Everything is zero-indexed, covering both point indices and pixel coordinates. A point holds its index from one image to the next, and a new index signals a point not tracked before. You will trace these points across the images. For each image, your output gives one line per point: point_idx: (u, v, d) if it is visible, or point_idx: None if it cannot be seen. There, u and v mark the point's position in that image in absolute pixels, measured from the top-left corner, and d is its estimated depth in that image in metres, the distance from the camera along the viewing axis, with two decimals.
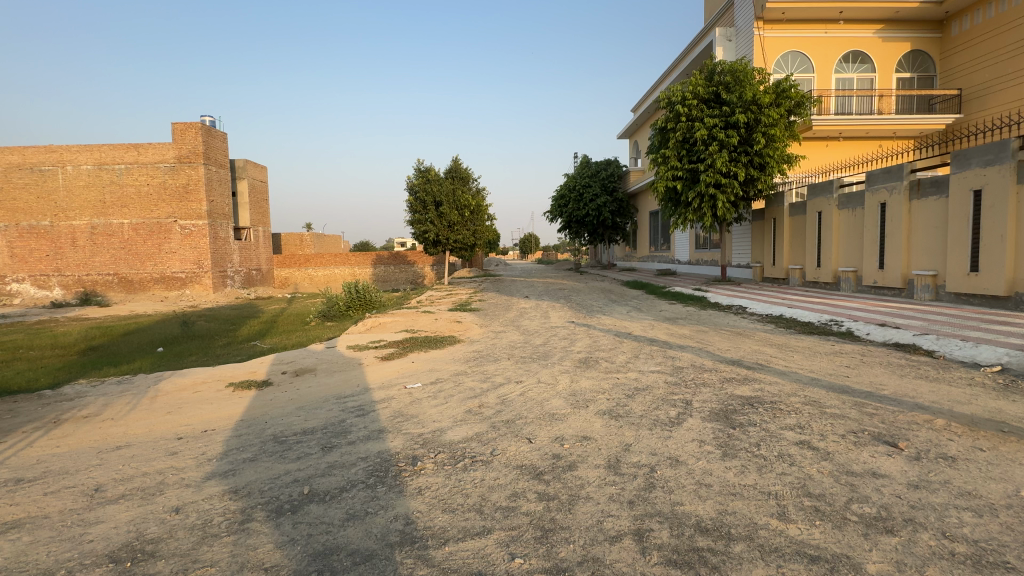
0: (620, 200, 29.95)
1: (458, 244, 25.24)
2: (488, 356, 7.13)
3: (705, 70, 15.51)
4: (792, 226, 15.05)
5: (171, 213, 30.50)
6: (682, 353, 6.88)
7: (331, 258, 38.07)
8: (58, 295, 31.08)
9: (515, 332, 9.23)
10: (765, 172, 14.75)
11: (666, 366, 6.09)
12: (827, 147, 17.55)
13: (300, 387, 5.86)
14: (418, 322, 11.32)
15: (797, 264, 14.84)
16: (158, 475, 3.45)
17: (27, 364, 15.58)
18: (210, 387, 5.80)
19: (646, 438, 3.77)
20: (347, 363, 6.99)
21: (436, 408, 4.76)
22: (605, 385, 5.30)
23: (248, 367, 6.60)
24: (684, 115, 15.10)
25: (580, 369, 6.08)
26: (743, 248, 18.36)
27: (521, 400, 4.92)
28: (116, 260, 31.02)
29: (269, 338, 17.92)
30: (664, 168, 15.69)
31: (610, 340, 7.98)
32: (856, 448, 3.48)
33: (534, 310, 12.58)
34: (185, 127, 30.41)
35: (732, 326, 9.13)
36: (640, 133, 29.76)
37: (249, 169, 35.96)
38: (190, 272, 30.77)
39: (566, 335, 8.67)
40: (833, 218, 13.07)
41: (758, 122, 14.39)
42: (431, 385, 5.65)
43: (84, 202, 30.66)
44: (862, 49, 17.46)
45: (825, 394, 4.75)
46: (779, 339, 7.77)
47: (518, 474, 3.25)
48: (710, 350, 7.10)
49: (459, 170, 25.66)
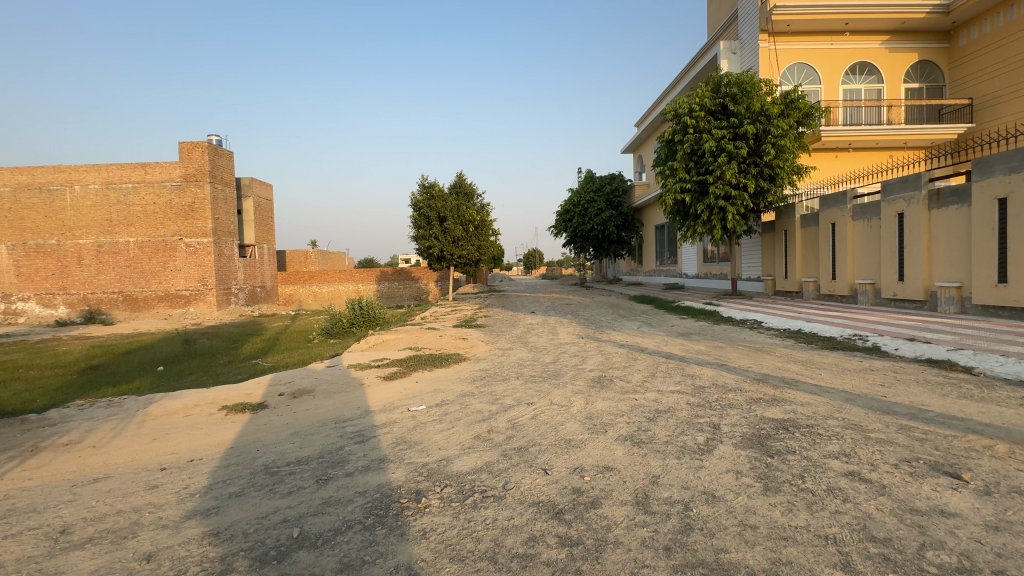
0: (625, 214, 29.77)
1: (462, 260, 25.04)
2: (495, 375, 6.77)
3: (711, 82, 15.36)
4: (804, 238, 14.71)
5: (177, 231, 30.54)
6: (702, 370, 6.50)
7: (336, 275, 38.01)
8: (63, 313, 31.02)
9: (523, 349, 8.87)
10: (775, 184, 14.50)
11: (686, 386, 5.71)
12: (837, 158, 17.30)
13: (297, 410, 5.50)
14: (422, 339, 11.01)
15: (811, 276, 14.46)
16: (134, 514, 3.10)
17: (26, 385, 15.30)
18: (201, 411, 5.46)
19: (677, 469, 3.38)
20: (347, 383, 6.64)
21: (441, 434, 4.39)
22: (624, 407, 4.94)
23: (243, 389, 6.26)
24: (691, 127, 14.94)
25: (595, 389, 5.71)
26: (753, 261, 18.01)
27: (532, 424, 4.55)
28: (121, 278, 31.01)
29: (272, 356, 17.63)
30: (672, 181, 15.46)
31: (623, 357, 7.61)
32: (915, 480, 3.09)
33: (542, 326, 12.21)
34: (192, 147, 30.60)
35: (750, 342, 8.73)
36: (644, 148, 29.70)
37: (255, 187, 36.16)
38: (194, 290, 30.65)
39: (577, 352, 8.30)
40: (847, 229, 12.74)
41: (767, 133, 14.18)
42: (436, 408, 5.29)
43: (91, 220, 30.80)
44: (869, 60, 17.31)
45: (865, 417, 4.37)
46: (802, 355, 7.38)
47: (535, 513, 2.88)
48: (731, 368, 6.71)
49: (463, 186, 25.54)
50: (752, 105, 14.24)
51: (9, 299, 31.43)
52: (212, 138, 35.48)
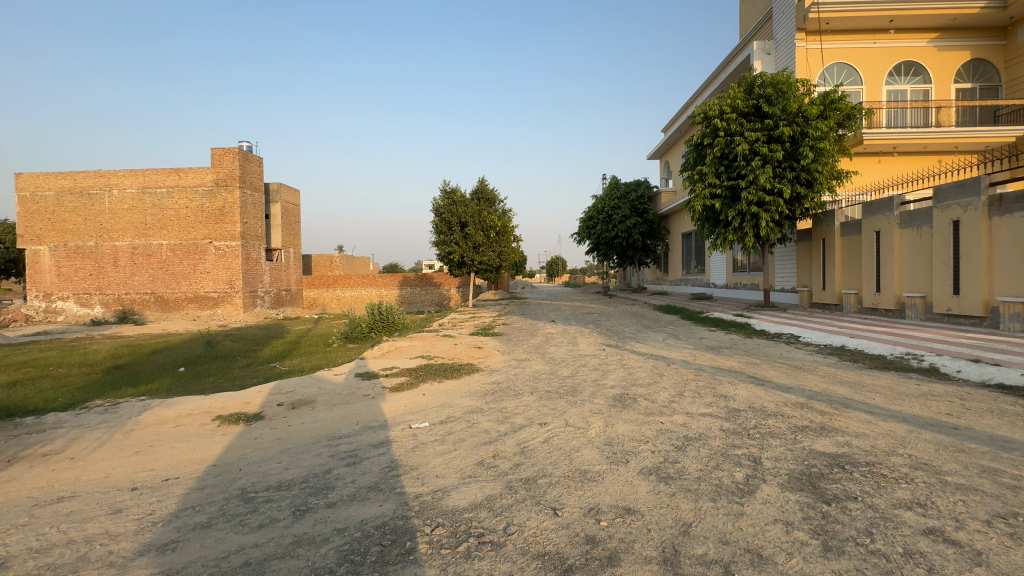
0: (650, 222, 28.96)
1: (483, 266, 24.71)
2: (509, 389, 6.27)
3: (744, 83, 14.65)
4: (845, 247, 13.79)
5: (207, 235, 31.23)
6: (736, 390, 5.87)
7: (359, 280, 38.27)
8: (98, 313, 32.03)
9: (540, 361, 8.36)
10: (813, 189, 13.65)
11: (719, 409, 5.10)
12: (880, 162, 16.26)
13: (292, 423, 5.12)
14: (436, 347, 10.61)
15: (852, 288, 13.52)
16: (84, 547, 2.72)
17: (53, 382, 15.57)
18: (193, 421, 5.14)
19: (713, 517, 2.82)
20: (350, 395, 6.26)
21: (441, 458, 3.92)
22: (648, 431, 4.39)
23: (242, 398, 5.95)
24: (722, 129, 14.25)
25: (616, 410, 5.14)
26: (787, 271, 17.06)
27: (545, 450, 4.04)
28: (153, 279, 31.83)
29: (291, 360, 17.57)
30: (701, 186, 14.76)
31: (648, 372, 7.01)
32: (1019, 547, 2.45)
33: (562, 336, 11.66)
34: (223, 153, 31.32)
35: (788, 358, 8.01)
36: (672, 154, 28.91)
37: (282, 193, 36.78)
38: (222, 292, 31.22)
39: (597, 365, 7.73)
40: (893, 237, 11.83)
41: (805, 135, 13.38)
42: (439, 426, 4.83)
43: (128, 223, 31.80)
44: (916, 59, 16.28)
45: (939, 454, 3.69)
46: (850, 376, 6.64)
47: (539, 569, 2.38)
48: (769, 387, 6.05)
49: (485, 191, 25.21)
50: (789, 106, 13.46)
51: (49, 298, 32.65)
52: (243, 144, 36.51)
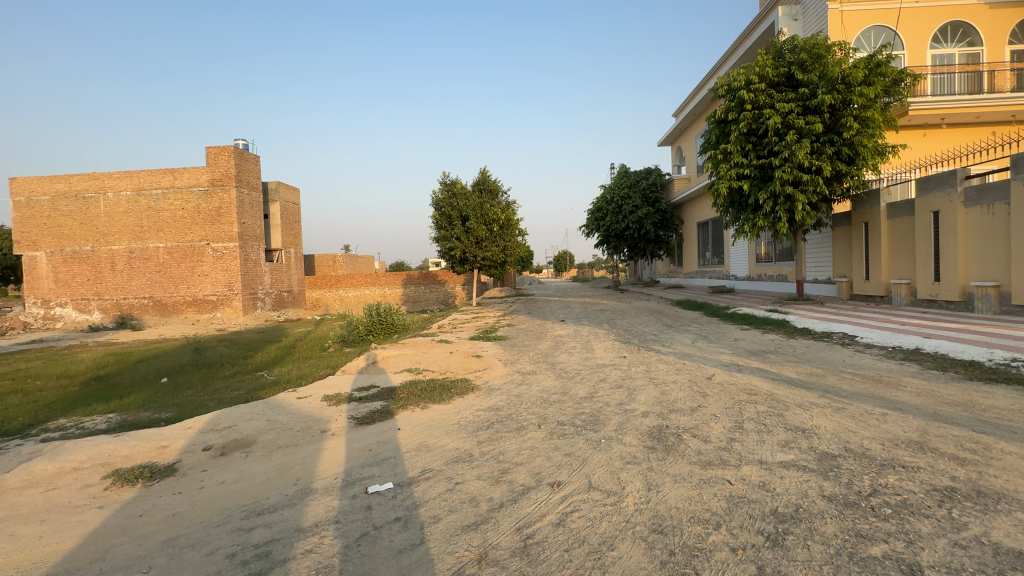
0: (663, 211, 27.32)
1: (487, 262, 23.26)
2: (513, 419, 4.84)
3: (771, 50, 13.03)
4: (893, 231, 12.17)
5: (204, 236, 30.10)
6: (817, 420, 4.37)
7: (362, 279, 36.98)
8: (96, 319, 31.06)
9: (550, 374, 6.90)
10: (856, 165, 12.01)
11: (805, 454, 3.61)
12: (925, 136, 14.51)
13: (207, 483, 3.69)
14: (429, 357, 9.19)
15: (903, 278, 11.91)
16: None
17: (25, 398, 14.31)
18: (74, 481, 3.72)
19: None
20: (306, 429, 4.86)
21: (394, 567, 2.47)
22: (714, 504, 2.91)
23: (162, 440, 4.56)
24: (749, 101, 12.65)
25: (657, 457, 3.65)
26: (821, 260, 15.41)
27: (561, 544, 2.58)
28: (151, 283, 30.77)
29: (281, 367, 16.24)
30: (726, 167, 13.18)
31: (687, 391, 5.51)
32: None
33: (574, 340, 10.18)
34: (218, 151, 30.12)
35: (857, 368, 6.50)
36: (685, 139, 27.24)
37: (281, 191, 35.55)
38: (221, 294, 30.14)
39: (621, 380, 6.25)
40: (956, 217, 10.24)
41: (846, 104, 11.75)
42: (408, 488, 3.39)
43: (124, 227, 30.76)
44: (964, 19, 14.50)
45: None
46: (956, 394, 5.09)
47: None
48: (858, 414, 4.51)
49: (487, 182, 23.71)
50: (827, 72, 11.84)
51: (47, 305, 31.73)
52: (239, 142, 35.39)
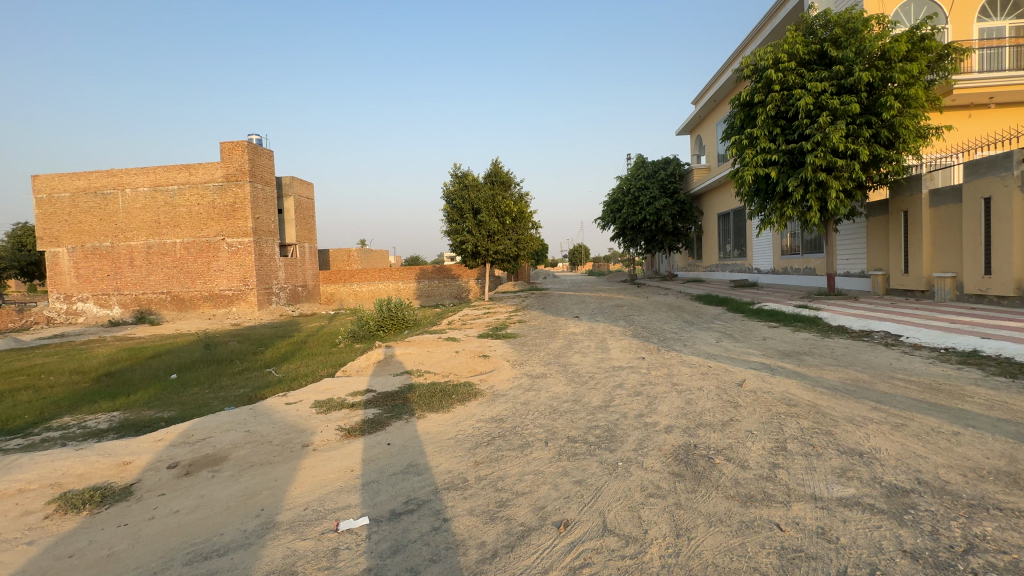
0: (682, 203, 26.37)
1: (499, 256, 22.67)
2: (517, 434, 4.27)
3: (801, 27, 12.10)
4: (936, 220, 11.22)
5: (219, 231, 30.17)
6: (877, 441, 3.69)
7: (376, 273, 36.81)
8: (116, 314, 31.41)
9: (561, 378, 6.31)
10: (896, 149, 11.08)
11: (871, 490, 2.94)
12: (970, 117, 13.41)
13: (160, 513, 3.18)
14: (434, 357, 8.68)
15: (947, 271, 10.98)
16: None
17: (38, 394, 14.23)
18: (13, 507, 3.27)
19: None
20: (287, 442, 4.34)
21: None
22: (762, 562, 2.29)
23: (126, 457, 4.09)
24: (778, 82, 11.76)
25: (687, 489, 3.04)
26: (853, 252, 14.45)
27: None
28: (169, 278, 30.95)
29: (290, 364, 15.94)
30: (752, 153, 12.32)
31: (715, 402, 4.86)
32: None
33: (589, 338, 9.57)
34: (232, 146, 30.06)
35: (909, 374, 5.76)
36: (705, 127, 26.18)
37: (295, 186, 35.43)
38: (236, 289, 30.18)
39: (640, 386, 5.63)
40: (1011, 204, 9.30)
41: (886, 82, 10.80)
42: (387, 526, 2.84)
43: (142, 222, 30.92)
44: None
45: None
46: None
47: None
48: (926, 434, 3.80)
49: (499, 174, 23.05)
50: (865, 47, 10.88)
51: (70, 299, 32.19)
52: (253, 137, 35.38)
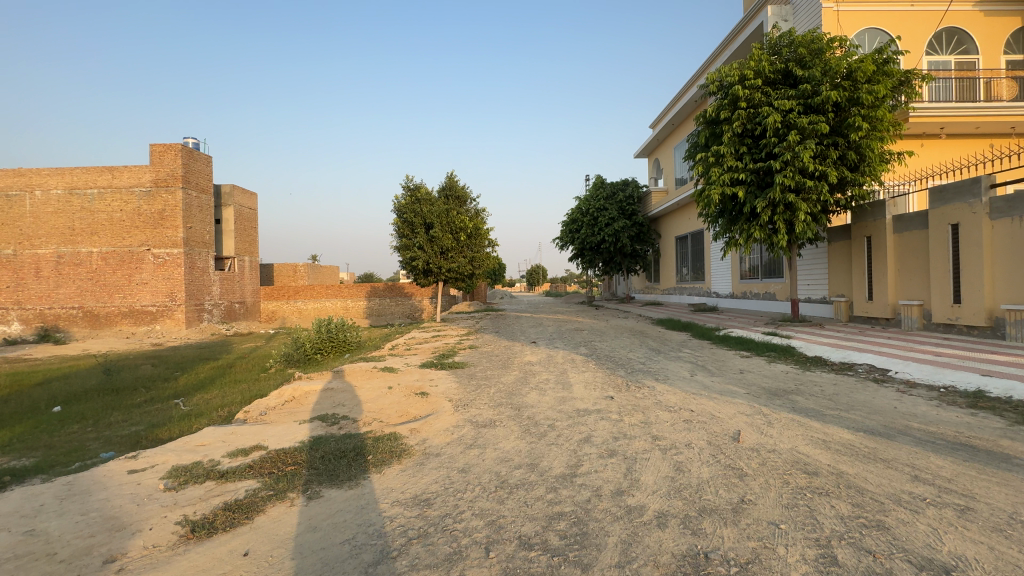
0: (640, 225, 26.12)
1: (453, 274, 21.29)
2: (446, 533, 2.89)
3: (766, 45, 11.75)
4: (900, 246, 10.94)
5: (145, 241, 27.04)
6: (956, 544, 2.59)
7: (322, 290, 34.33)
8: (14, 331, 27.20)
9: (516, 428, 5.03)
10: (861, 173, 10.78)
11: None
12: (922, 146, 13.57)
13: None
14: (363, 393, 7.14)
15: (913, 298, 10.66)
16: None
17: None
18: None
19: None
20: (83, 557, 2.75)
21: None
22: None
23: None
24: (745, 98, 11.27)
25: None
26: (814, 277, 14.17)
27: None
28: (82, 292, 27.33)
29: (206, 394, 13.65)
30: (719, 171, 11.72)
31: (713, 469, 3.69)
32: None
33: (549, 369, 8.35)
34: (164, 149, 27.31)
35: (924, 422, 4.85)
36: (663, 151, 26.26)
37: (236, 195, 32.73)
38: (161, 305, 26.98)
39: (613, 441, 4.44)
40: (982, 230, 9.00)
41: (853, 103, 10.48)
42: None
43: (52, 228, 27.22)
44: (959, 26, 13.75)
45: None
46: None
47: None
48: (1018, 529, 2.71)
49: (454, 188, 21.80)
50: (831, 67, 10.60)
51: None
52: (189, 141, 32.67)
